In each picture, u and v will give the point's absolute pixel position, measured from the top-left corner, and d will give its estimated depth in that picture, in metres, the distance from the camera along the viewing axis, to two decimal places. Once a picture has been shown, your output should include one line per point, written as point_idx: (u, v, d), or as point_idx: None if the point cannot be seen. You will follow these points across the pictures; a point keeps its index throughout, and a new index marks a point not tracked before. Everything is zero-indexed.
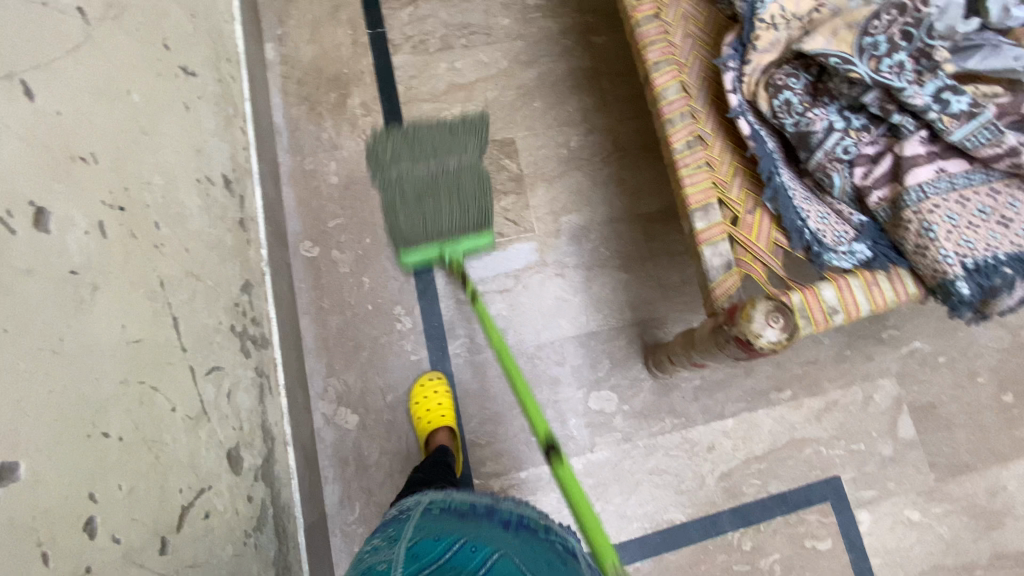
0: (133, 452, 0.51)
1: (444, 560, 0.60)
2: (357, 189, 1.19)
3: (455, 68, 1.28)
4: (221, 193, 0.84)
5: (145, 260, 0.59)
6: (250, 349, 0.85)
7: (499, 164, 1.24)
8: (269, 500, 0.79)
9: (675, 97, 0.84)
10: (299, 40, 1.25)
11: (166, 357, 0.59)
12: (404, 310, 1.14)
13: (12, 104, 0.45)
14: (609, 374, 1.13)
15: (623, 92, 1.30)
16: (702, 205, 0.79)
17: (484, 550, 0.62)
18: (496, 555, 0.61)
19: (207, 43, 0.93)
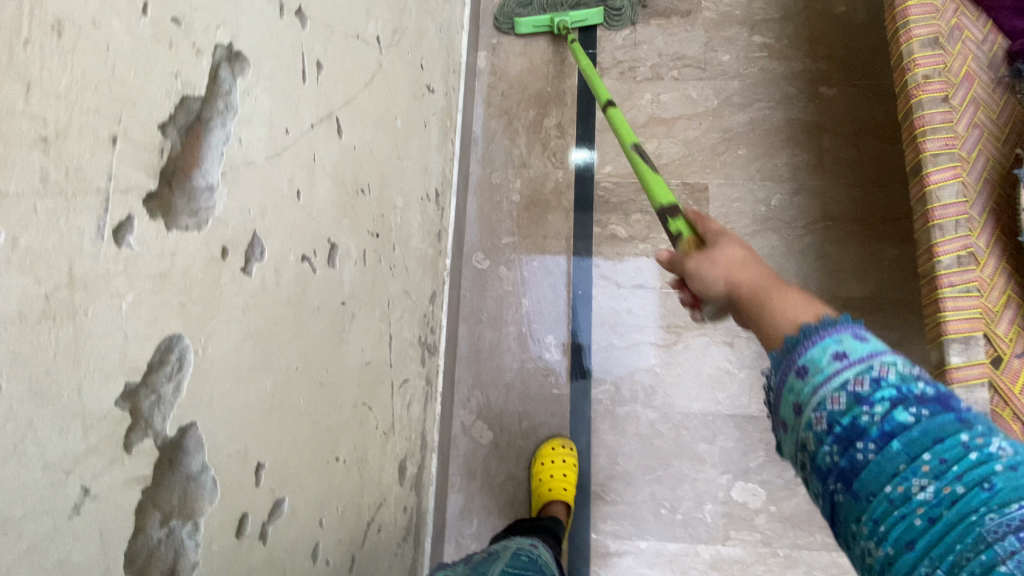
0: (350, 474, 0.54)
1: None
2: (536, 210, 1.18)
3: (660, 101, 1.22)
4: (432, 207, 0.87)
5: (381, 285, 0.62)
6: (424, 359, 0.88)
7: (686, 211, 1.17)
8: (415, 511, 0.82)
9: (952, 200, 0.71)
10: (511, 51, 1.26)
11: (380, 377, 0.63)
12: (556, 340, 1.13)
13: (329, 145, 0.47)
14: (761, 466, 1.03)
15: (844, 156, 1.15)
16: (965, 337, 0.66)
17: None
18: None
19: (443, 55, 0.96)
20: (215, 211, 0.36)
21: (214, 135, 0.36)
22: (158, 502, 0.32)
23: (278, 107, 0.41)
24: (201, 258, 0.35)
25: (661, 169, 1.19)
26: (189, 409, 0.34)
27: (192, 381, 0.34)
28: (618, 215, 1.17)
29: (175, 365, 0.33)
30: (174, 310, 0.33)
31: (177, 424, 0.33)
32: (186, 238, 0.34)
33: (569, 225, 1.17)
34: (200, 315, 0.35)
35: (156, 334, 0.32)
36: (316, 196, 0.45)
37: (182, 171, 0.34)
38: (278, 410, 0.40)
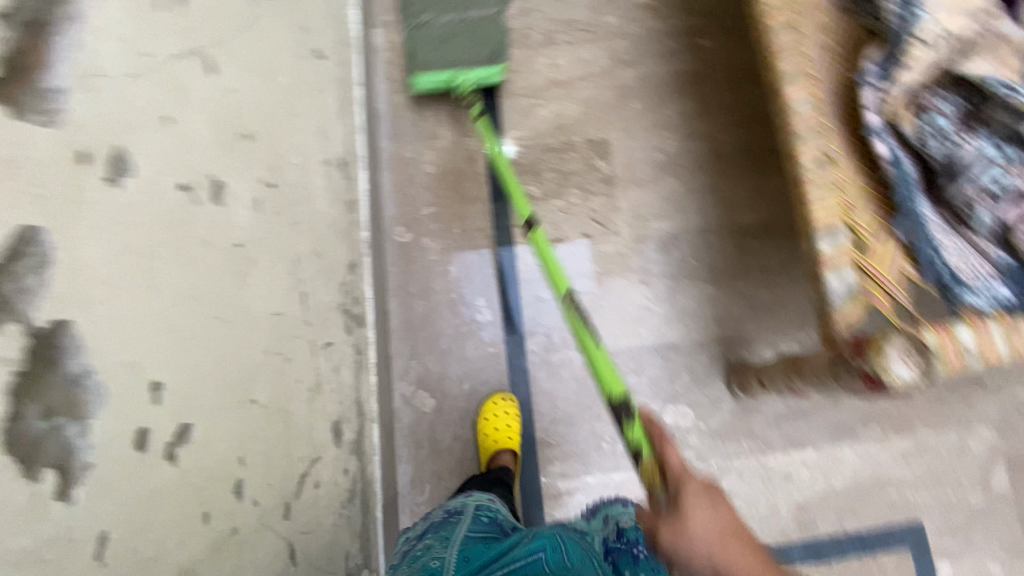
0: (271, 421, 0.53)
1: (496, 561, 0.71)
2: (450, 178, 1.20)
3: (556, 64, 1.27)
4: (338, 174, 0.87)
5: (286, 237, 0.62)
6: (351, 327, 0.88)
7: (592, 165, 1.23)
8: (359, 475, 0.82)
9: (806, 110, 0.79)
10: (406, 26, 1.27)
11: (295, 330, 0.62)
12: (486, 302, 1.15)
13: (197, 80, 0.46)
14: (687, 389, 1.11)
15: (726, 100, 1.25)
16: (828, 227, 0.75)
17: (531, 544, 0.72)
18: (539, 551, 0.71)
19: (332, 26, 0.96)
20: (67, 112, 0.32)
21: (59, 33, 0.32)
22: (37, 395, 0.29)
23: (134, 27, 0.39)
24: (57, 156, 0.31)
25: (564, 128, 1.24)
26: (65, 306, 0.31)
27: (59, 281, 0.31)
28: (530, 176, 1.22)
29: (34, 267, 0.29)
30: (25, 202, 0.29)
31: (49, 318, 0.30)
32: (36, 131, 0.30)
33: (484, 190, 1.20)
34: (62, 215, 0.31)
35: (11, 220, 0.28)
36: (189, 129, 0.44)
37: (26, 63, 0.30)
38: (173, 334, 0.39)
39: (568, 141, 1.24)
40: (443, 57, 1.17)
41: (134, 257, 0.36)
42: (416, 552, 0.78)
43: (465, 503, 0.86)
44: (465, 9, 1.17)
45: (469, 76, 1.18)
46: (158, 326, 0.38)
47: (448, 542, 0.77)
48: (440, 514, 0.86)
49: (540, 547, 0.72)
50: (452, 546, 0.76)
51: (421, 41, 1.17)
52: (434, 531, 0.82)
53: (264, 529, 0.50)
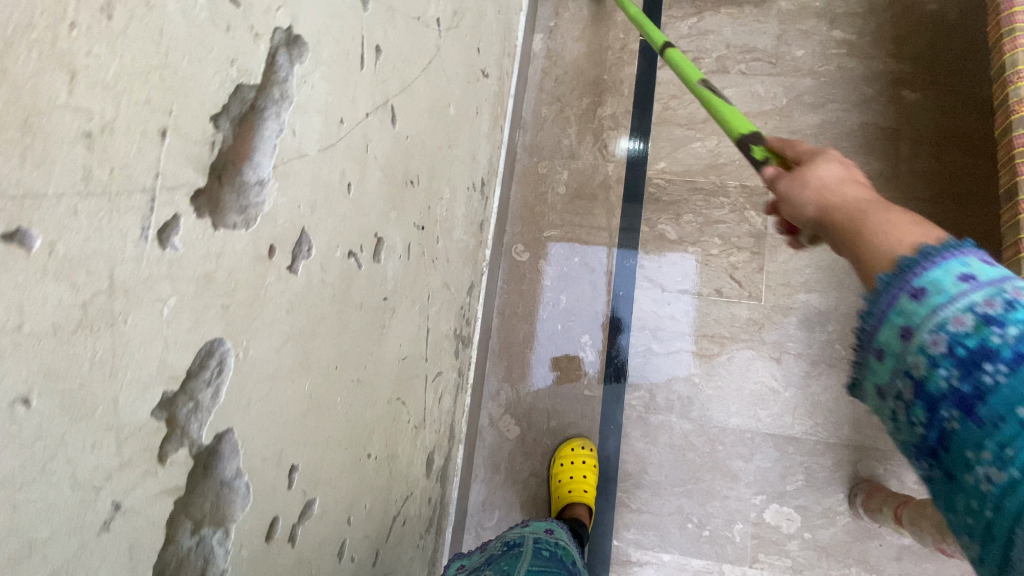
0: (379, 472, 0.53)
1: None
2: (582, 203, 1.15)
3: (723, 96, 1.14)
4: (477, 196, 0.85)
5: (424, 278, 0.60)
6: (458, 351, 0.87)
7: (741, 215, 1.10)
8: (439, 502, 0.81)
9: None
10: (569, 35, 1.21)
11: (415, 371, 0.62)
12: (591, 341, 1.10)
13: (382, 133, 0.48)
14: (798, 491, 0.98)
15: (923, 168, 1.06)
16: None
17: None
18: None
19: (500, 37, 0.93)
20: (265, 206, 0.36)
21: (268, 124, 0.35)
22: (189, 513, 0.33)
23: (336, 95, 0.41)
24: (248, 259, 0.35)
25: (718, 168, 1.12)
26: (227, 415, 0.34)
27: (229, 390, 0.34)
28: (668, 215, 1.12)
29: (213, 370, 0.33)
30: (215, 314, 0.33)
31: (213, 433, 0.34)
32: (232, 236, 0.34)
33: (614, 221, 1.13)
34: (243, 325, 0.35)
35: (198, 342, 0.32)
36: (364, 190, 0.46)
37: (233, 165, 0.33)
38: (323, 407, 0.44)
39: (719, 183, 1.12)
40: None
41: (297, 339, 0.40)
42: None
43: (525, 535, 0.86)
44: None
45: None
46: (302, 407, 0.41)
47: None
48: (498, 545, 0.85)
49: None
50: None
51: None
52: (492, 560, 0.80)
53: None
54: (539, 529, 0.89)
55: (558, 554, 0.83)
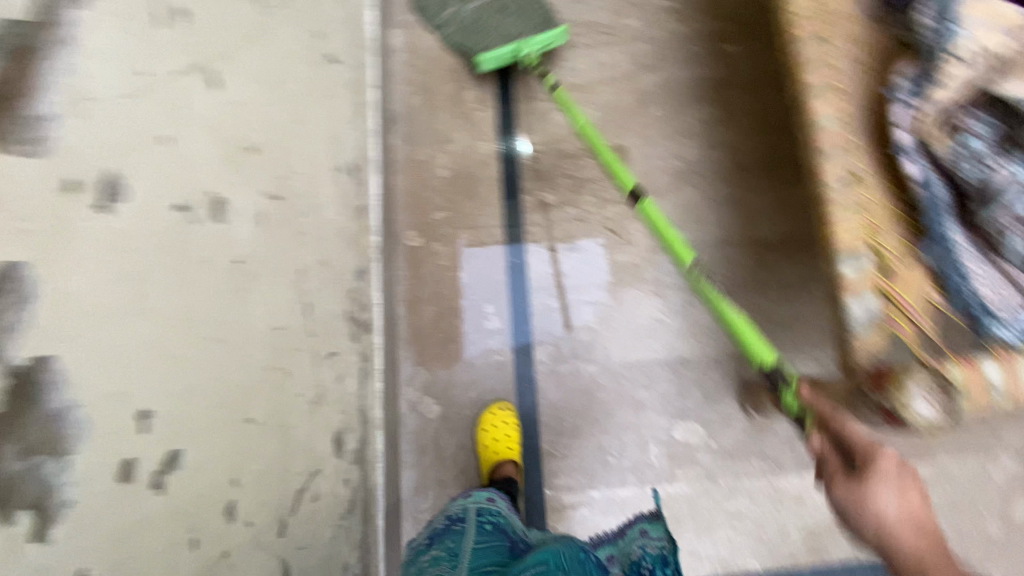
0: (267, 440, 0.54)
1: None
2: (464, 182, 1.18)
3: (575, 68, 1.24)
4: (347, 180, 0.86)
5: (289, 250, 0.61)
6: (357, 335, 0.87)
7: (608, 172, 1.20)
8: (361, 483, 0.82)
9: (833, 126, 0.75)
10: (425, 27, 1.26)
11: (297, 344, 0.62)
12: (495, 310, 1.14)
13: (202, 96, 0.48)
14: (698, 405, 1.09)
15: (751, 108, 1.22)
16: (851, 249, 0.71)
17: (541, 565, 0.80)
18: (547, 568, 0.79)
19: (347, 27, 0.96)
20: (59, 139, 0.34)
21: (49, 54, 0.34)
22: (14, 434, 0.30)
23: (141, 48, 0.42)
24: (46, 188, 0.33)
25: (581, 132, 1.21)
26: (47, 343, 0.33)
27: (46, 314, 0.33)
28: (545, 181, 1.19)
29: (23, 291, 0.31)
30: (10, 238, 0.31)
31: (31, 355, 0.32)
32: (24, 162, 0.32)
33: (497, 194, 1.18)
34: (52, 252, 0.33)
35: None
36: (189, 149, 0.46)
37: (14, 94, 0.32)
38: (167, 359, 0.42)
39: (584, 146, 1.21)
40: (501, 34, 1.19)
41: (129, 284, 0.39)
42: (425, 566, 0.84)
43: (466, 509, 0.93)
44: (500, 11, 1.19)
45: (529, 46, 1.20)
46: (148, 358, 0.40)
47: (454, 563, 0.84)
48: (442, 518, 0.94)
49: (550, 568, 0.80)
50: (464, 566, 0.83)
51: (468, 37, 1.20)
52: (439, 539, 0.89)
53: (258, 554, 0.50)
54: (481, 496, 0.95)
55: (499, 525, 0.91)
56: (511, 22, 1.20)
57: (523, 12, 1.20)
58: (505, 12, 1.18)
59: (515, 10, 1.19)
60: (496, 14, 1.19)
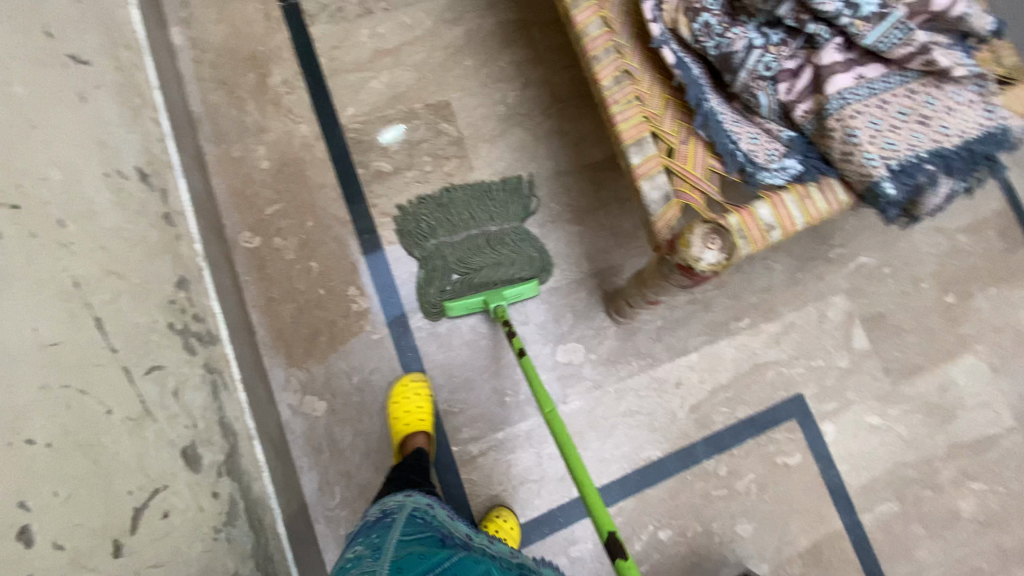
0: (66, 458, 0.48)
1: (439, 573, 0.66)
2: (291, 172, 1.13)
3: (378, 33, 1.22)
4: (134, 186, 0.79)
5: (50, 261, 0.55)
6: (194, 347, 0.81)
7: (438, 129, 1.20)
8: (238, 494, 0.78)
9: (597, 33, 0.82)
10: (206, 19, 1.18)
11: (95, 359, 0.57)
12: (358, 290, 1.12)
13: None
14: (572, 326, 1.15)
15: (555, 43, 1.28)
16: (636, 140, 0.78)
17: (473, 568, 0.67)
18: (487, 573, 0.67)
19: (96, 27, 0.87)
20: None
21: None
22: None
23: None
24: None
25: (401, 96, 1.20)
26: None
27: None
28: (376, 152, 1.17)
29: None
30: None
31: None
32: None
33: (329, 175, 1.14)
34: None
35: None
36: None
37: None
38: None
39: (407, 109, 1.20)
40: (471, 279, 1.12)
41: None
42: (343, 565, 0.70)
43: (401, 505, 0.81)
44: (496, 244, 1.16)
45: (504, 294, 1.10)
46: None
47: (379, 553, 0.70)
48: (375, 514, 0.82)
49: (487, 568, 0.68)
50: (386, 558, 0.69)
51: (446, 279, 1.13)
52: (365, 536, 0.76)
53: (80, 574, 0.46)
54: (421, 498, 0.83)
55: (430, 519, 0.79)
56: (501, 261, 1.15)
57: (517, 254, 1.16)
58: (496, 250, 1.15)
59: (484, 212, 1.18)
60: (481, 251, 1.14)
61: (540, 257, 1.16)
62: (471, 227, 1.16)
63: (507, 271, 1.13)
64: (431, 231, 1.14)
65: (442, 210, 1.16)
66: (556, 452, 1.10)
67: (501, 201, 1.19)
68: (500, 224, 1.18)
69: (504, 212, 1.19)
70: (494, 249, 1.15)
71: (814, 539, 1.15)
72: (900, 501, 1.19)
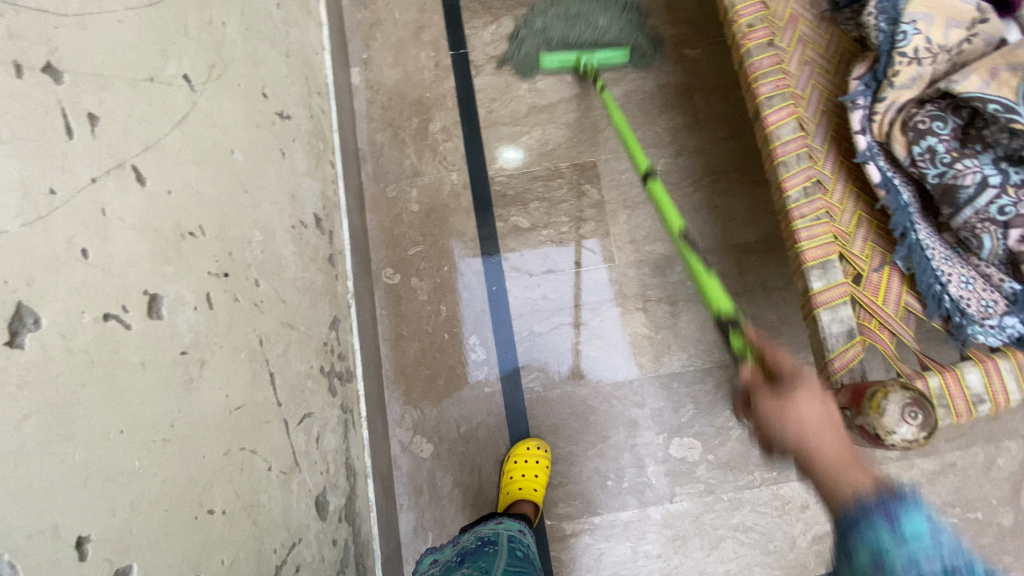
0: (235, 523, 0.52)
1: None
2: (437, 216, 1.18)
3: (538, 88, 1.23)
4: (311, 234, 0.86)
5: (245, 323, 0.61)
6: (335, 387, 0.86)
7: (580, 190, 1.19)
8: (351, 539, 0.81)
9: (790, 136, 0.75)
10: (383, 63, 1.26)
11: (264, 416, 0.61)
12: (479, 340, 1.13)
13: (123, 193, 0.45)
14: (692, 419, 1.08)
15: (717, 112, 1.21)
16: (822, 261, 0.71)
17: None
18: None
19: (300, 79, 0.96)
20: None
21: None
22: None
23: (34, 166, 0.37)
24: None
25: (549, 154, 1.21)
26: None
27: None
28: (518, 206, 1.18)
29: None
30: None
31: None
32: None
33: (471, 224, 1.17)
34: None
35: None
36: (113, 253, 0.43)
37: None
38: (102, 476, 0.38)
39: (553, 167, 1.20)
40: (568, 37, 1.15)
41: (46, 412, 0.35)
42: None
43: (499, 533, 0.90)
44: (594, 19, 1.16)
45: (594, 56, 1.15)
46: (75, 476, 0.36)
47: None
48: (472, 539, 0.91)
49: None
50: None
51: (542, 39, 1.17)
52: (470, 557, 0.85)
53: None
54: (513, 525, 0.93)
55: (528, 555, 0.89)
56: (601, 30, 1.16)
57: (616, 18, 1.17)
58: (595, 22, 1.15)
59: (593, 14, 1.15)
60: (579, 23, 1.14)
61: (638, 39, 1.18)
62: (578, 13, 1.16)
63: (603, 35, 1.16)
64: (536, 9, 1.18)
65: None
66: (653, 551, 1.03)
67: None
68: (610, 18, 1.16)
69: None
70: (594, 24, 1.15)
71: None
72: None
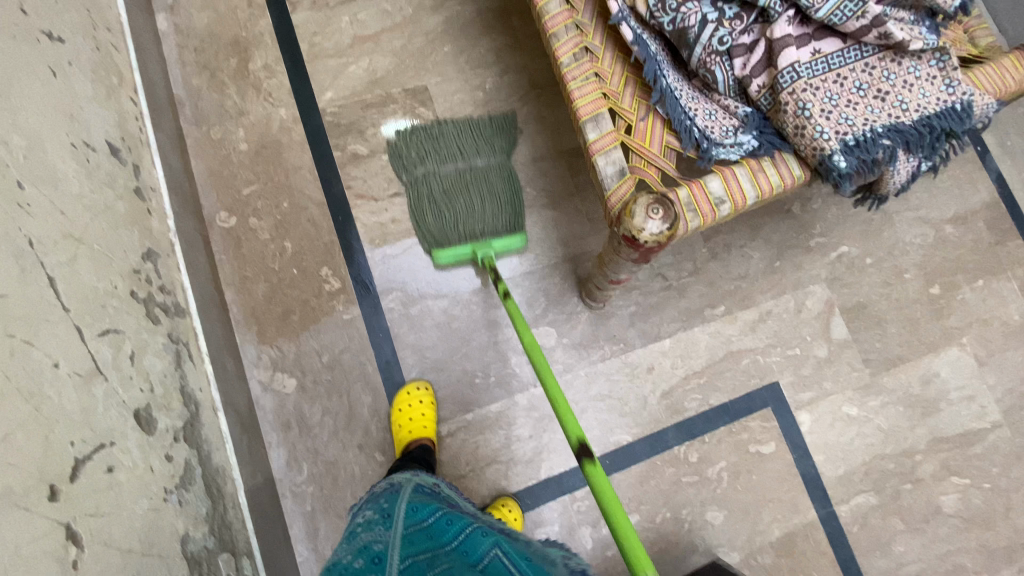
0: (3, 401, 0.51)
1: (454, 544, 0.66)
2: (269, 154, 1.15)
3: (359, 20, 1.24)
4: (102, 159, 0.83)
5: (4, 218, 0.58)
6: (158, 316, 0.83)
7: (415, 114, 1.21)
8: (195, 459, 0.79)
9: (557, 10, 0.83)
10: (190, 6, 1.20)
11: (42, 315, 0.59)
12: (332, 270, 1.12)
13: None
14: (544, 310, 1.16)
15: (534, 30, 1.28)
16: (592, 115, 0.79)
17: (486, 535, 0.67)
18: (495, 547, 0.66)
19: (74, 8, 0.91)
20: None
21: None
22: None
23: None
24: None
25: (379, 82, 1.21)
26: None
27: None
28: (354, 135, 1.18)
29: None
30: None
31: None
32: None
33: (306, 158, 1.16)
34: None
35: None
36: None
37: None
38: None
39: (385, 95, 1.21)
40: (455, 219, 1.10)
41: None
42: (354, 528, 0.72)
43: (409, 478, 0.82)
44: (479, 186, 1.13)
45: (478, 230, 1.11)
46: None
47: (391, 522, 0.70)
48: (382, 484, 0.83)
49: (495, 542, 0.66)
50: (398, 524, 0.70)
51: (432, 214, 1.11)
52: (374, 501, 0.77)
53: (10, 509, 0.49)
54: (426, 476, 0.84)
55: (440, 495, 0.79)
56: (490, 216, 1.12)
57: (498, 205, 1.12)
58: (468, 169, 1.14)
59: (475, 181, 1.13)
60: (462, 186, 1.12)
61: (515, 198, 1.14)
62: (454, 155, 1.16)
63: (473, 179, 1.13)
64: (420, 159, 1.15)
65: (432, 140, 1.16)
66: (524, 435, 1.10)
67: (489, 135, 1.19)
68: (487, 158, 1.17)
69: (490, 145, 1.19)
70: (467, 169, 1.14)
71: (786, 529, 1.14)
72: (878, 494, 1.17)
